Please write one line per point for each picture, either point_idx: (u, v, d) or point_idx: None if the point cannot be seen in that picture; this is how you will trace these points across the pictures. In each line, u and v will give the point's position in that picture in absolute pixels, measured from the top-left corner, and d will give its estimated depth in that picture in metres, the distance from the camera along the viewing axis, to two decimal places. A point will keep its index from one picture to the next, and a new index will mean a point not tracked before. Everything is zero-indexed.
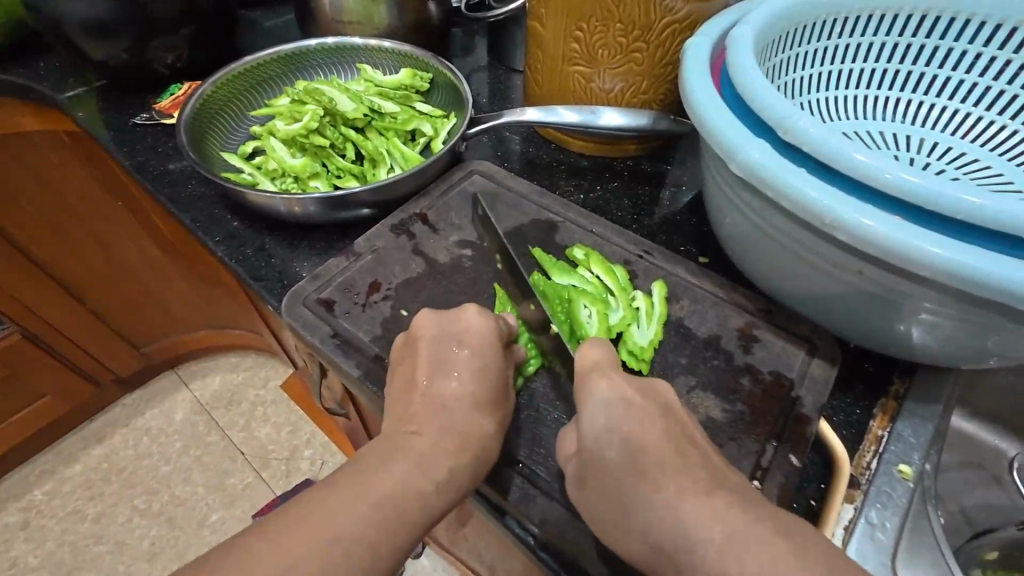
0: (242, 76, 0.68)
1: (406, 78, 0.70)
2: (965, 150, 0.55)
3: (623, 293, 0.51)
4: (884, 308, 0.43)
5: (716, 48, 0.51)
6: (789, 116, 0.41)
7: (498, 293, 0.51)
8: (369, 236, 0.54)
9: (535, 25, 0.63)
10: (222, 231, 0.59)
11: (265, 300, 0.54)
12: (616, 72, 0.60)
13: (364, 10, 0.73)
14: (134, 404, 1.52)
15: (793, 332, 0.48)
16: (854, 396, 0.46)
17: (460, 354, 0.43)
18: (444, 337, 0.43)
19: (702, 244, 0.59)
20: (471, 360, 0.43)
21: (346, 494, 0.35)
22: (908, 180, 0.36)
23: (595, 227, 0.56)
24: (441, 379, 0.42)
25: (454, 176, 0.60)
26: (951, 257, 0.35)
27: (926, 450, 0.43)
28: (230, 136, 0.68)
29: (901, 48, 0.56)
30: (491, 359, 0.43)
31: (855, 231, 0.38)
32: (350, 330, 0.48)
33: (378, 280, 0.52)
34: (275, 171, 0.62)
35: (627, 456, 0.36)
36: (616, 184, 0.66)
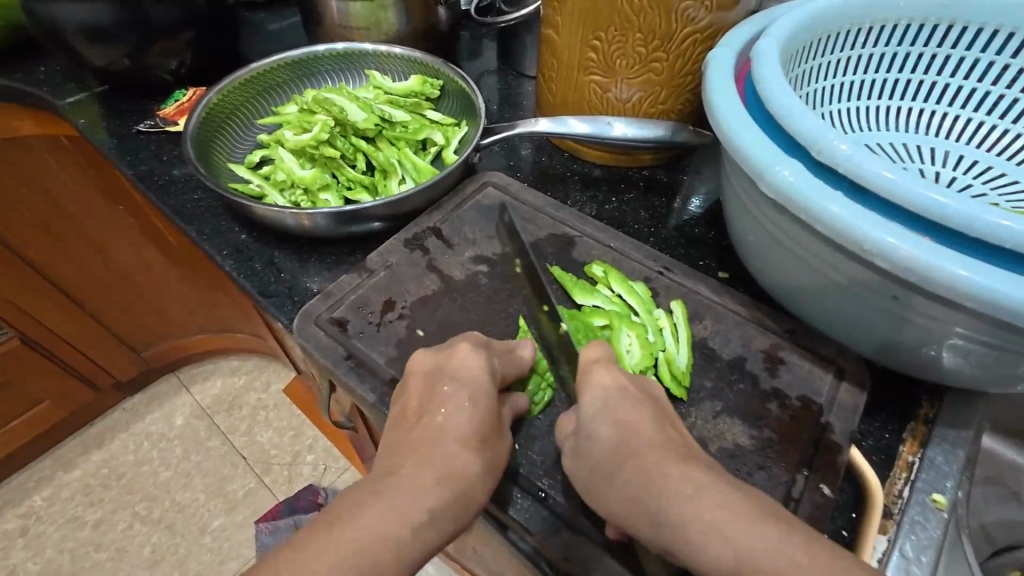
0: (248, 83, 0.67)
1: (417, 85, 0.69)
2: (990, 163, 0.54)
3: (651, 315, 0.49)
4: (916, 333, 0.41)
5: (739, 59, 0.50)
6: (822, 135, 0.39)
7: (520, 324, 0.49)
8: (382, 252, 0.53)
9: (550, 32, 0.61)
10: (228, 245, 0.58)
11: (275, 317, 0.53)
12: (634, 82, 0.59)
13: (373, 15, 0.72)
14: (135, 408, 1.50)
15: (820, 354, 0.47)
16: (882, 420, 0.45)
17: (449, 393, 0.42)
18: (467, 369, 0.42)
19: (722, 258, 0.57)
20: (462, 398, 0.42)
21: (367, 533, 0.34)
22: (943, 203, 0.35)
23: (613, 243, 0.54)
24: (430, 413, 0.41)
25: (468, 189, 0.59)
26: (997, 287, 0.34)
27: (959, 477, 0.42)
28: (236, 144, 0.66)
29: (925, 58, 0.55)
30: (488, 404, 0.42)
31: (892, 258, 0.36)
32: (364, 351, 0.47)
33: (391, 298, 0.50)
34: (283, 182, 0.60)
35: (655, 492, 0.35)
36: (632, 195, 0.64)
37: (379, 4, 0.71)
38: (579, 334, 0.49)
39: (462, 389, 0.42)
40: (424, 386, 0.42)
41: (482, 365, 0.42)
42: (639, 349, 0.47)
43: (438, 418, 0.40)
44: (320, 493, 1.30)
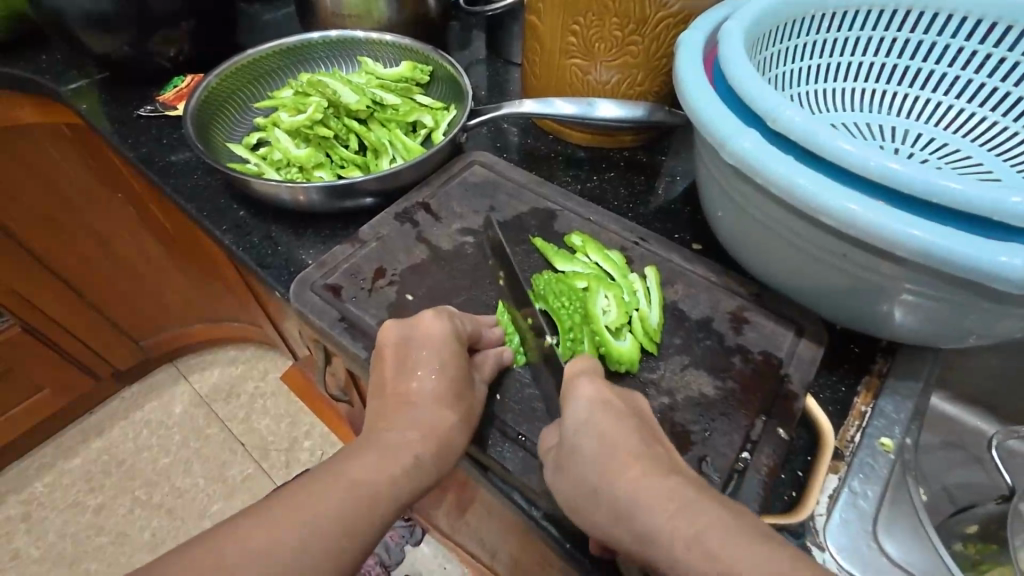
0: (244, 69, 0.70)
1: (407, 70, 0.72)
2: (948, 140, 0.58)
3: (627, 279, 0.52)
4: (867, 290, 0.45)
5: (708, 42, 0.53)
6: (776, 106, 0.42)
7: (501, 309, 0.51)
8: (373, 224, 0.56)
9: (534, 18, 0.64)
10: (228, 221, 0.61)
11: (272, 286, 0.56)
12: (612, 65, 0.62)
13: (364, 2, 0.75)
14: (133, 397, 1.53)
15: (782, 314, 0.50)
16: (839, 374, 0.48)
17: (423, 357, 0.44)
18: (422, 344, 0.44)
19: (696, 231, 0.61)
20: (433, 363, 0.43)
21: (346, 475, 0.37)
22: (883, 164, 0.38)
23: (592, 216, 0.58)
24: (406, 379, 0.43)
25: (455, 167, 0.62)
26: (929, 238, 0.37)
27: (907, 424, 0.45)
28: (234, 127, 0.69)
29: (886, 42, 0.58)
30: (455, 368, 0.44)
31: (839, 216, 0.39)
32: (357, 314, 0.50)
33: (382, 266, 0.53)
34: (280, 161, 0.63)
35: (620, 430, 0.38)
36: (613, 174, 0.67)
37: None
38: (563, 296, 0.51)
39: (431, 354, 0.44)
40: (395, 350, 0.44)
41: (447, 326, 0.45)
42: (615, 308, 0.50)
43: (410, 375, 0.43)
44: None
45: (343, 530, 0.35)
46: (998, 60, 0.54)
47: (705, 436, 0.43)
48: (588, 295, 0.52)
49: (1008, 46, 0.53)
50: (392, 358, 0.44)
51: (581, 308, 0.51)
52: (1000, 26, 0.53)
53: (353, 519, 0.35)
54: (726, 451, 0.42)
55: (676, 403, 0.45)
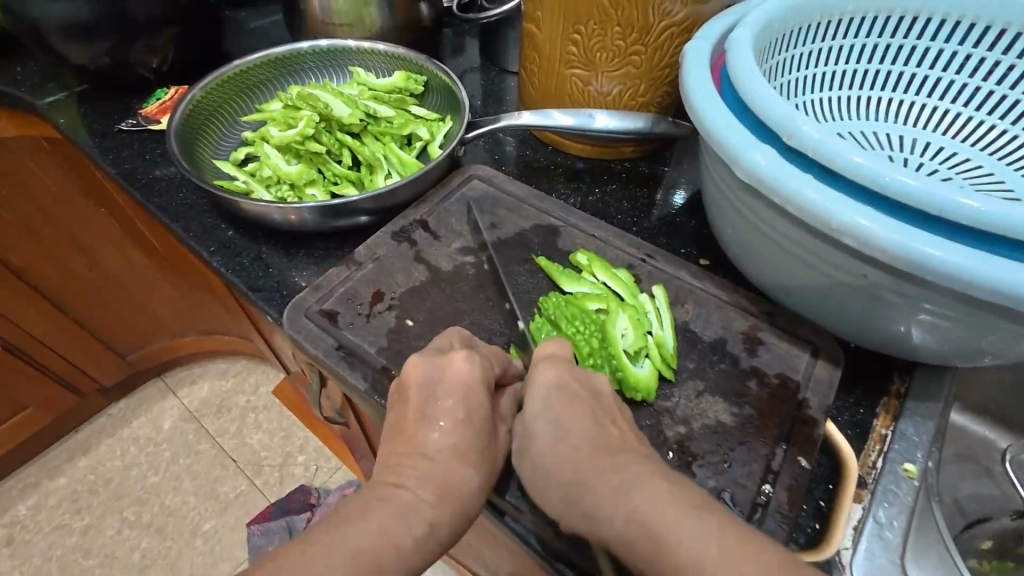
0: (230, 81, 0.67)
1: (400, 81, 0.70)
2: (956, 149, 0.57)
3: (638, 300, 0.51)
4: (887, 310, 0.43)
5: (714, 51, 0.51)
6: (791, 120, 0.40)
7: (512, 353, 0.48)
8: (370, 244, 0.53)
9: (532, 27, 0.62)
10: (216, 241, 0.58)
11: (264, 311, 0.53)
12: (614, 75, 0.60)
13: (356, 11, 0.72)
14: (120, 413, 1.48)
15: (797, 334, 0.49)
16: (857, 396, 0.47)
17: (443, 406, 0.41)
18: (434, 390, 0.42)
19: (702, 246, 0.59)
20: (456, 411, 0.41)
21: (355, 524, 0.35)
22: (905, 182, 0.36)
23: (597, 231, 0.56)
24: (426, 428, 0.41)
25: (453, 182, 0.60)
26: (953, 261, 0.35)
27: (929, 448, 0.44)
28: (221, 142, 0.66)
29: (892, 49, 0.57)
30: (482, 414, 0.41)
31: (858, 236, 0.38)
32: (354, 342, 0.47)
33: (380, 289, 0.50)
34: (269, 178, 0.60)
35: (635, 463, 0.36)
36: (615, 187, 0.66)
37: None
38: (576, 320, 0.49)
39: (455, 401, 0.41)
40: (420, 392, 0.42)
41: (472, 379, 0.42)
42: (632, 331, 0.48)
43: (432, 424, 0.41)
44: (311, 493, 1.29)
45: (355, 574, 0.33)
46: (1008, 68, 0.54)
47: (723, 467, 0.41)
48: (604, 318, 0.50)
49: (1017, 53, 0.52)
50: (406, 396, 0.42)
51: (597, 332, 0.50)
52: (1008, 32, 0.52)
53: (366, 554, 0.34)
54: (745, 483, 0.41)
55: (691, 432, 0.43)
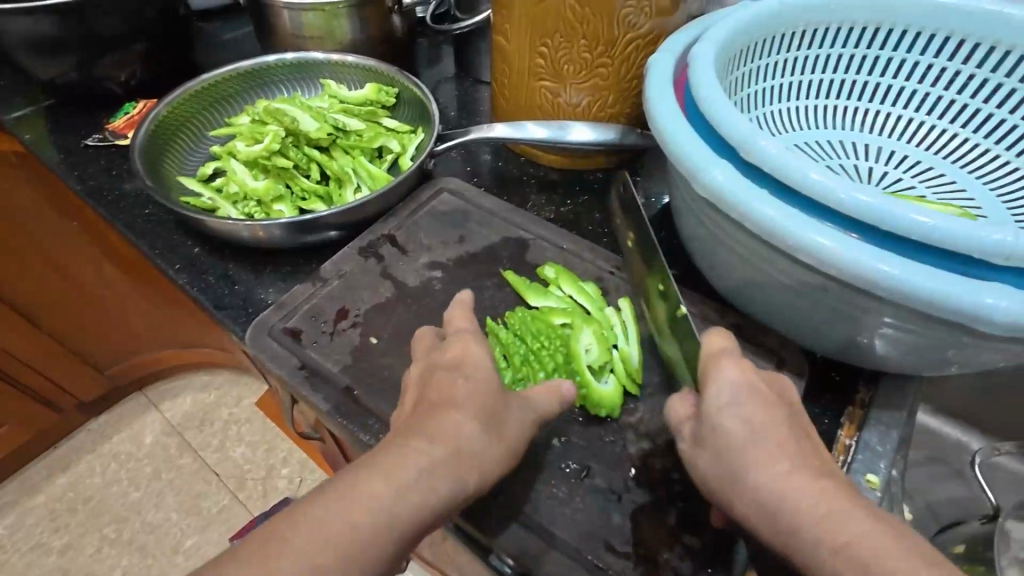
0: (198, 95, 0.66)
1: (372, 93, 0.70)
2: (920, 158, 0.57)
3: (603, 314, 0.51)
4: (848, 323, 0.43)
5: (679, 65, 0.52)
6: (749, 136, 0.40)
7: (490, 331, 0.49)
8: (336, 261, 0.53)
9: (501, 40, 0.62)
10: (181, 258, 0.57)
11: (229, 329, 0.53)
12: (582, 87, 0.60)
13: (326, 24, 0.72)
14: (100, 429, 1.46)
15: (762, 345, 0.49)
16: (821, 407, 0.47)
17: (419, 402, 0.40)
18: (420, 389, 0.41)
19: (672, 256, 0.59)
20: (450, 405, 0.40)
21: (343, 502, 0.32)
22: (858, 199, 0.36)
23: (566, 244, 0.56)
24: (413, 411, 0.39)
25: (422, 196, 0.60)
26: (907, 278, 0.35)
27: (892, 457, 0.44)
28: (188, 157, 0.65)
29: (856, 59, 0.58)
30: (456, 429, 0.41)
31: (814, 253, 0.38)
32: (318, 361, 0.46)
33: (345, 306, 0.50)
34: (236, 195, 0.59)
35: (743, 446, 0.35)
36: (587, 198, 0.66)
37: (331, 13, 0.71)
38: (541, 335, 0.49)
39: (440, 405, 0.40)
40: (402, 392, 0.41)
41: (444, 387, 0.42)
42: (598, 346, 0.49)
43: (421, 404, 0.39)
44: None
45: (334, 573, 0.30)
46: (968, 78, 0.54)
47: (688, 482, 0.41)
48: (569, 332, 0.50)
49: (976, 63, 0.53)
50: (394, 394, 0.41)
51: (562, 347, 0.49)
52: (967, 42, 0.53)
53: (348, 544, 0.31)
54: None
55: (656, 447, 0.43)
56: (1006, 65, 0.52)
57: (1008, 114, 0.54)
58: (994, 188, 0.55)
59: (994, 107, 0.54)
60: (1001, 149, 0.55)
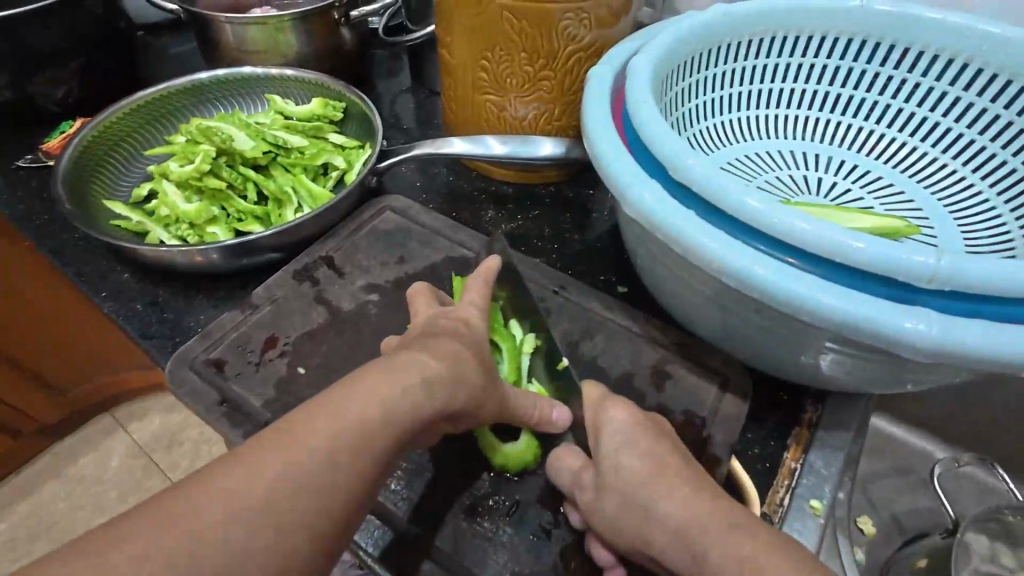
0: (134, 113, 0.64)
1: (318, 108, 0.67)
2: (870, 168, 0.56)
3: (514, 336, 0.49)
4: (790, 343, 0.42)
5: (618, 80, 0.50)
6: (677, 154, 0.39)
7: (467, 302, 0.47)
8: (268, 285, 0.51)
9: (444, 53, 0.61)
10: (109, 286, 0.55)
11: (155, 360, 0.50)
12: (527, 100, 0.59)
13: (270, 38, 0.70)
14: (65, 452, 1.42)
15: (707, 366, 0.47)
16: (768, 429, 0.46)
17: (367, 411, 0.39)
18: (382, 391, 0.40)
19: (622, 273, 0.58)
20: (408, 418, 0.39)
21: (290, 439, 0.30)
22: (783, 220, 0.35)
23: (510, 263, 0.54)
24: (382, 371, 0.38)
25: (364, 215, 0.58)
26: (833, 303, 0.34)
27: (838, 480, 0.43)
28: (123, 178, 0.63)
29: (804, 68, 0.56)
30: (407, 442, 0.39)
31: (742, 277, 0.36)
32: (240, 395, 0.44)
33: (274, 335, 0.48)
34: (167, 218, 0.57)
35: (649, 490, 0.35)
36: (538, 212, 0.64)
37: (273, 27, 0.69)
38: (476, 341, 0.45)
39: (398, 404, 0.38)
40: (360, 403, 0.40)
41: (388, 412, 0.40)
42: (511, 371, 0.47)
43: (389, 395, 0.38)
44: None
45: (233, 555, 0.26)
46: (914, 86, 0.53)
47: None
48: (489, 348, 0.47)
49: (921, 71, 0.52)
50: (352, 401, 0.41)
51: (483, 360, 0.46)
52: (911, 50, 0.52)
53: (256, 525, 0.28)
54: None
55: None
56: (950, 74, 0.51)
57: (955, 123, 0.52)
58: (942, 199, 0.53)
59: (941, 116, 0.53)
60: (952, 159, 0.53)
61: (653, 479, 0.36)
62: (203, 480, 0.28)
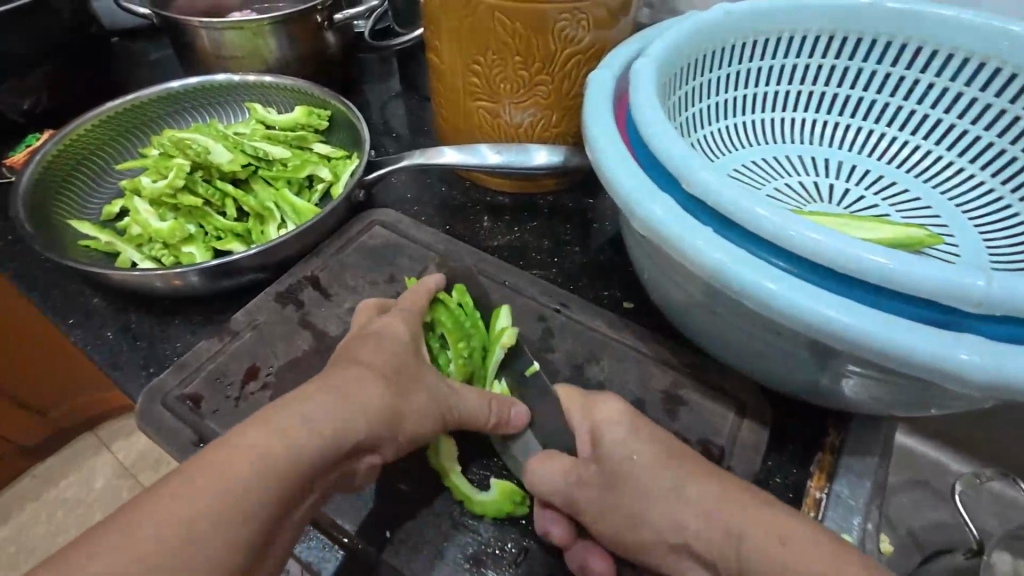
0: (105, 125, 0.60)
1: (301, 116, 0.64)
2: (882, 173, 0.53)
3: (491, 330, 0.46)
4: (810, 365, 0.39)
5: (619, 84, 0.47)
6: (689, 165, 0.37)
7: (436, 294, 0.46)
8: (249, 309, 0.48)
9: (433, 57, 0.57)
10: (77, 311, 0.51)
11: (127, 392, 0.47)
12: (523, 106, 0.56)
13: (249, 43, 0.67)
14: (46, 474, 1.36)
15: (722, 388, 0.44)
16: (787, 455, 0.43)
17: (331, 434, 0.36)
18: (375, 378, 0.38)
19: (627, 287, 0.55)
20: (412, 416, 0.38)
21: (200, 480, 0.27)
22: (810, 238, 0.33)
23: (509, 280, 0.51)
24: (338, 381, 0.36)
25: (352, 230, 0.54)
26: (869, 332, 0.31)
27: (867, 511, 0.40)
28: (94, 193, 0.59)
29: (812, 69, 0.53)
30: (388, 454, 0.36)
31: (763, 300, 0.33)
32: (217, 432, 0.41)
33: (256, 364, 0.44)
34: (140, 237, 0.53)
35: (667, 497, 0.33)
36: (536, 223, 0.61)
37: (253, 31, 0.65)
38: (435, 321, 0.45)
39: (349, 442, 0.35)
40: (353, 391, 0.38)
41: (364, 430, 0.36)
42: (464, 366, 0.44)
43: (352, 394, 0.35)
44: None
45: (208, 560, 0.26)
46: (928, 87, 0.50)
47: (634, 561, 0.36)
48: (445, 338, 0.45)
49: (935, 72, 0.49)
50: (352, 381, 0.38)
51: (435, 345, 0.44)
52: (926, 51, 0.49)
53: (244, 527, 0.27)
54: None
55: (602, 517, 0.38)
56: (966, 73, 0.48)
57: (971, 125, 0.50)
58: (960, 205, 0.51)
59: (955, 118, 0.50)
60: (968, 163, 0.50)
61: (660, 478, 0.35)
62: (135, 511, 0.26)
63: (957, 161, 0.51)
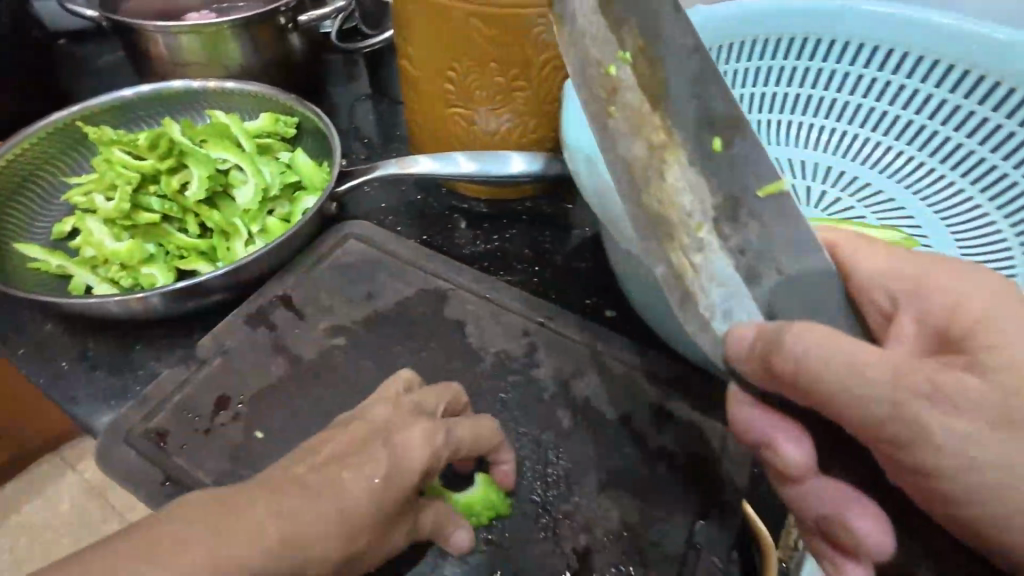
0: (50, 139, 0.57)
1: (268, 124, 0.59)
2: (869, 180, 0.54)
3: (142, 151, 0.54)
4: None
5: None
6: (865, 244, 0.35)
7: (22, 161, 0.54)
8: (217, 334, 0.45)
9: (405, 62, 0.55)
10: (27, 340, 0.47)
11: (86, 427, 0.44)
12: (499, 111, 0.54)
13: (209, 47, 0.63)
14: None
15: (711, 399, 0.42)
16: None
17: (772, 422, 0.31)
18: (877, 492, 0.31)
19: (609, 295, 0.54)
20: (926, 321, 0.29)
21: None
22: None
23: (492, 293, 0.49)
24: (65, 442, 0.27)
25: (324, 246, 0.52)
26: None
27: None
28: (42, 212, 0.56)
29: (817, 73, 0.53)
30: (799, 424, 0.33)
31: None
32: (185, 469, 0.39)
33: (226, 394, 0.42)
34: (94, 259, 0.51)
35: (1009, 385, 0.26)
36: (515, 232, 0.60)
37: (213, 35, 0.62)
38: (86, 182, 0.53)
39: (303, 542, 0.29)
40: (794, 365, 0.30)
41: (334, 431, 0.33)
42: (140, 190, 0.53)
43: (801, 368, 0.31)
44: None
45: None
46: (950, 106, 0.50)
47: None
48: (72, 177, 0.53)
49: (942, 83, 0.49)
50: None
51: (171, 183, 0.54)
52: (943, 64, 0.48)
53: (274, 533, 0.27)
54: None
55: (593, 542, 0.36)
56: (973, 87, 0.48)
57: (974, 142, 0.49)
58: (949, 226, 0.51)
59: (959, 134, 0.50)
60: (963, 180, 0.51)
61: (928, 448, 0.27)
62: None
63: (949, 176, 0.51)
